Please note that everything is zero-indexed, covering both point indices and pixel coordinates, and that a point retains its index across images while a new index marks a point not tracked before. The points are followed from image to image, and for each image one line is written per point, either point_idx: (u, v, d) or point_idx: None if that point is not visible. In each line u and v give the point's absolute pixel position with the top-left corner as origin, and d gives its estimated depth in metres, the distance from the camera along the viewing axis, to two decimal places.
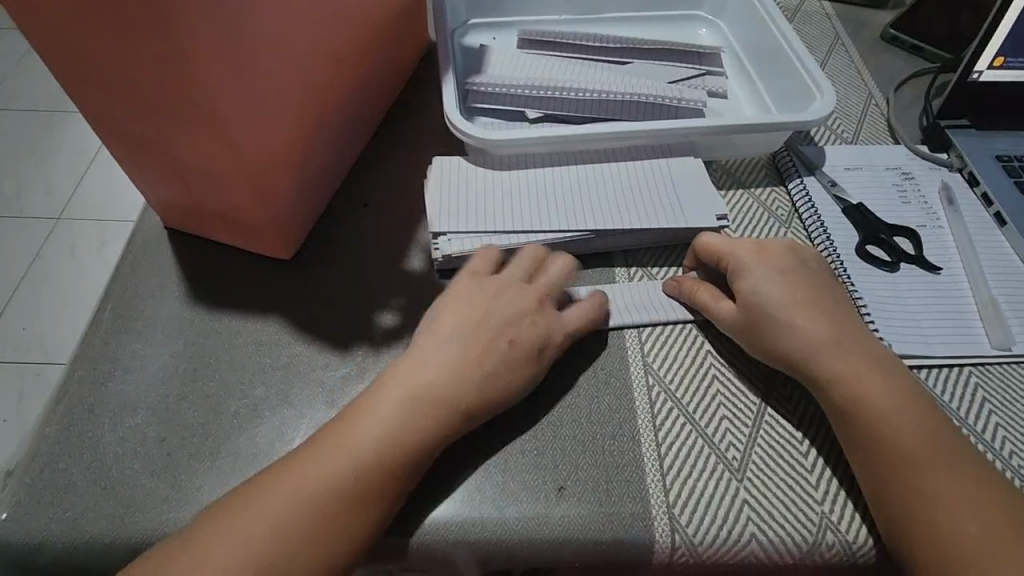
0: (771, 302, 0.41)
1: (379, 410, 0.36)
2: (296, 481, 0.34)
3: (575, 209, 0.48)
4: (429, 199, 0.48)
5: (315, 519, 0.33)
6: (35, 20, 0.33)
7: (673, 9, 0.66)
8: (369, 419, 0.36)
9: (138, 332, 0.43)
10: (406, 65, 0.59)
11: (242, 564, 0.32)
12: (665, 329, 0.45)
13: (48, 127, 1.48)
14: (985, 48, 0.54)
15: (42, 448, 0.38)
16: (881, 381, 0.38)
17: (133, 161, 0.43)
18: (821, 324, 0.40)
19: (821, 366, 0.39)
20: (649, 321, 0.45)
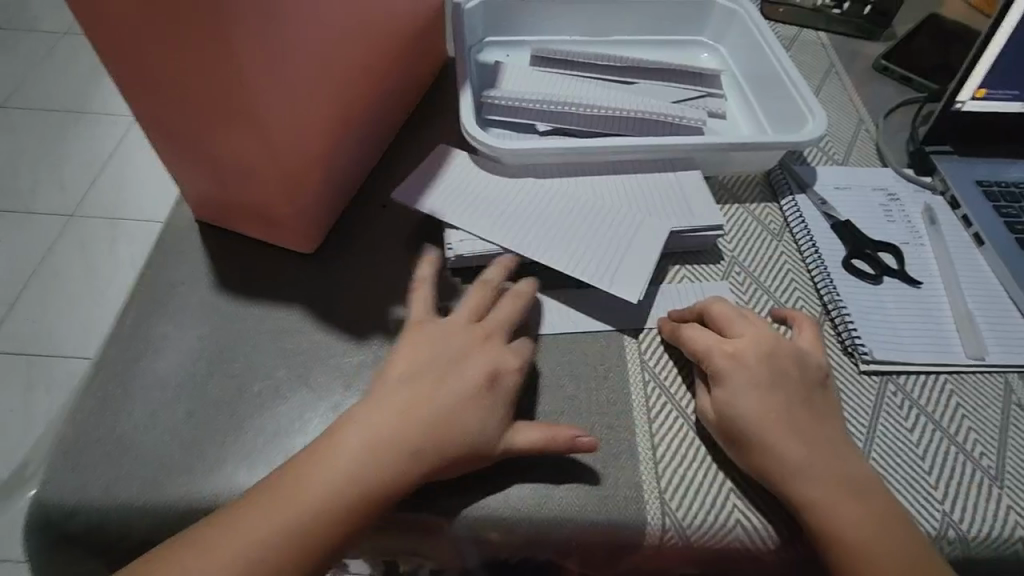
0: (747, 384, 0.40)
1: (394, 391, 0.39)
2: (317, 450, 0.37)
3: (580, 226, 0.50)
4: (428, 188, 0.52)
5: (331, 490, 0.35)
6: (99, 30, 0.37)
7: (676, 34, 0.70)
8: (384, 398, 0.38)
9: (168, 316, 0.46)
10: (425, 77, 0.63)
11: None
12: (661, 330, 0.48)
13: (65, 126, 1.52)
14: (967, 81, 0.58)
15: (79, 418, 0.41)
16: None
17: (174, 158, 0.46)
18: (801, 414, 0.40)
19: (783, 457, 0.39)
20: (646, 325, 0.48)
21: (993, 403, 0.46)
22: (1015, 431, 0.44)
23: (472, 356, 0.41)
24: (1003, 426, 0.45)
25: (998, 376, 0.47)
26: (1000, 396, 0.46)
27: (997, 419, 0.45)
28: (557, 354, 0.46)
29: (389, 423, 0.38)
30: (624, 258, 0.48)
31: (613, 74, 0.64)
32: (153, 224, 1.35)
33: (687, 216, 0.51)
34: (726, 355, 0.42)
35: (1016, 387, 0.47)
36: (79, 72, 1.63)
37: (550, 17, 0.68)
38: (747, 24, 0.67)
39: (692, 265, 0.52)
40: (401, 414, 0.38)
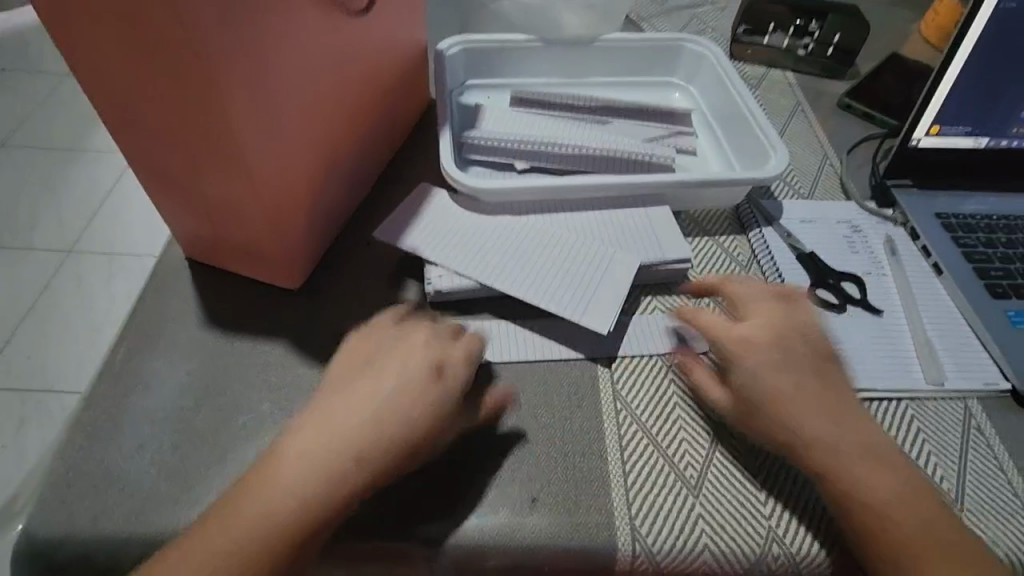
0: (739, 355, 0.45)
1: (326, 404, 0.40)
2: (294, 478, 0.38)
3: (552, 260, 0.52)
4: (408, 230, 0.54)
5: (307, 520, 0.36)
6: (92, 78, 0.40)
7: (649, 75, 0.74)
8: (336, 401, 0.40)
9: (158, 351, 0.48)
10: (409, 120, 0.66)
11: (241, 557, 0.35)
12: (633, 359, 0.50)
13: (64, 164, 1.55)
14: (921, 118, 0.62)
15: (68, 453, 0.42)
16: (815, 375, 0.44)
17: (165, 199, 0.49)
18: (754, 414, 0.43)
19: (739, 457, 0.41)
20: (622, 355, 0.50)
21: (953, 427, 0.47)
22: (974, 454, 0.46)
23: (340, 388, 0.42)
24: (962, 449, 0.46)
25: (958, 401, 0.49)
26: (960, 421, 0.48)
27: (957, 443, 0.47)
28: (532, 383, 0.48)
29: (352, 406, 0.39)
30: (588, 306, 0.49)
31: (588, 115, 0.67)
32: (148, 258, 1.37)
33: (656, 251, 0.54)
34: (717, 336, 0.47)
35: (975, 412, 0.48)
36: (80, 110, 1.67)
37: (528, 60, 0.72)
38: (715, 66, 0.71)
39: (663, 296, 0.54)
40: (370, 395, 0.40)
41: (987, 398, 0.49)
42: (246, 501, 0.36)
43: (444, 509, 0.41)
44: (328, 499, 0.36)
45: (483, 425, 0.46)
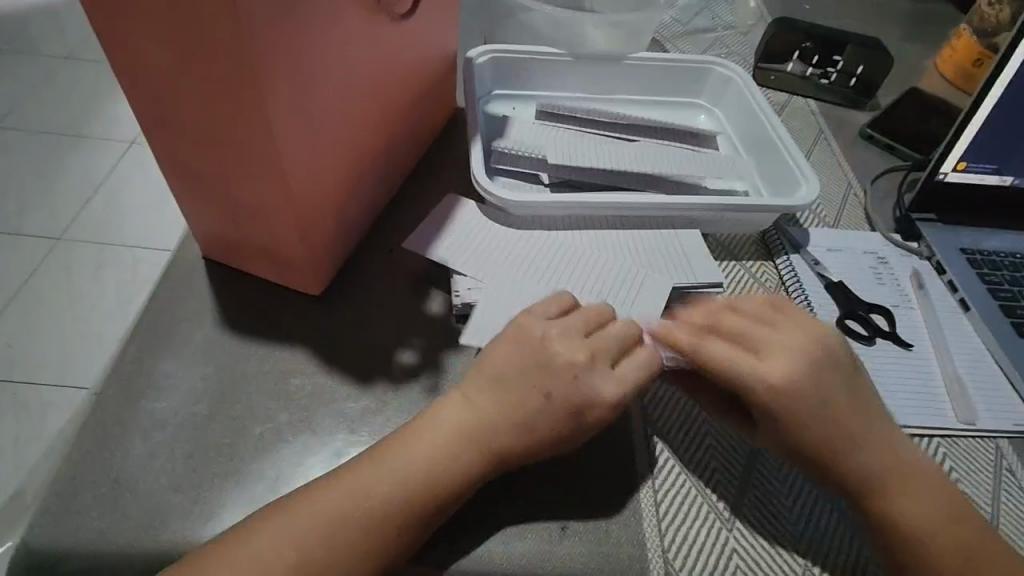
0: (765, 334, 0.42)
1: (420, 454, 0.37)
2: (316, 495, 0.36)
3: (572, 275, 0.52)
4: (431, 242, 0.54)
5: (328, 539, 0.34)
6: (122, 58, 0.38)
7: (676, 95, 0.74)
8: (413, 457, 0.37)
9: (170, 354, 0.46)
10: (436, 126, 0.64)
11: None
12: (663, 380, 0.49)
13: (59, 151, 1.52)
14: (951, 153, 0.62)
15: (73, 458, 0.40)
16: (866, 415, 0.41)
17: (187, 194, 0.47)
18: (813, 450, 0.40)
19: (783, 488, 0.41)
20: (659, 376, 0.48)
21: (985, 467, 0.47)
22: (1007, 496, 0.45)
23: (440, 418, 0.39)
24: (995, 491, 0.45)
25: (988, 441, 0.48)
26: (992, 462, 0.47)
27: (990, 484, 0.46)
28: None
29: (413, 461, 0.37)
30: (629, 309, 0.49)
31: (615, 131, 0.67)
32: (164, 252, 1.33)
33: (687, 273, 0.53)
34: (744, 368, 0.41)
35: (1006, 453, 0.48)
36: (76, 97, 1.63)
37: (556, 74, 0.71)
38: (743, 90, 0.71)
39: None
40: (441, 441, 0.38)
41: (1017, 438, 0.49)
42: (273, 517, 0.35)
43: (472, 532, 0.40)
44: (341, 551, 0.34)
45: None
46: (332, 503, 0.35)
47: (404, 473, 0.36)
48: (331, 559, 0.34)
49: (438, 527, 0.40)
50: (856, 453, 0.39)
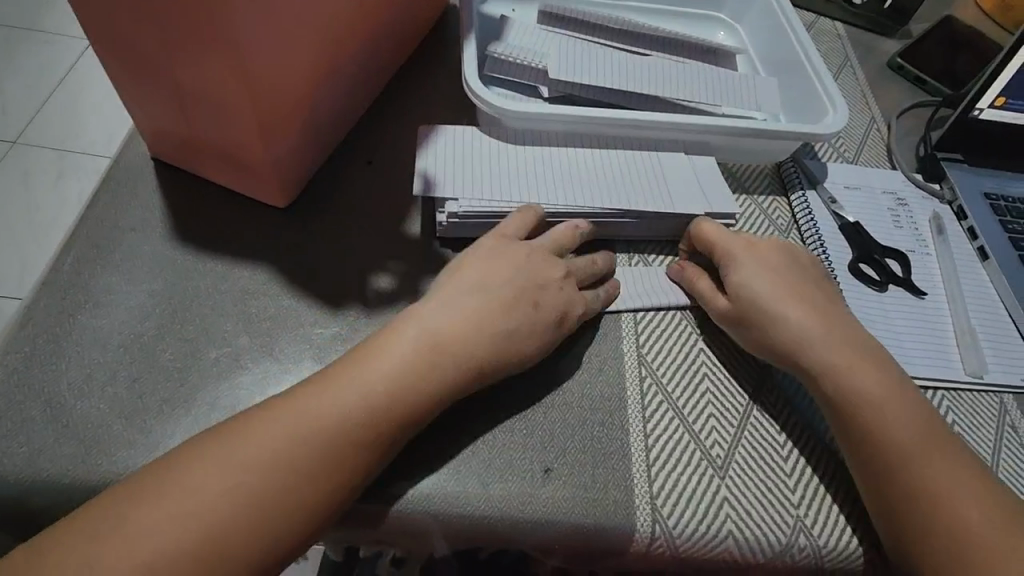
0: (761, 267, 0.43)
1: (372, 368, 0.34)
2: (277, 432, 0.32)
3: (570, 193, 0.47)
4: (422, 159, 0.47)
5: (284, 485, 0.31)
6: None
7: (695, 7, 0.66)
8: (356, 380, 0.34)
9: (113, 266, 0.41)
10: (425, 24, 0.57)
11: (213, 518, 0.29)
12: (660, 320, 0.45)
13: (9, 43, 1.38)
14: (996, 80, 0.56)
15: (0, 377, 0.35)
16: (871, 374, 0.39)
17: (126, 76, 0.40)
18: (795, 298, 0.42)
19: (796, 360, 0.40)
20: (650, 306, 0.45)
21: (988, 422, 0.45)
22: (1007, 451, 0.43)
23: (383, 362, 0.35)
24: (996, 446, 0.44)
25: (993, 395, 0.46)
26: (995, 417, 0.45)
27: (992, 440, 0.44)
28: None
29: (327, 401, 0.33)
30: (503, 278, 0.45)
31: (626, 41, 0.59)
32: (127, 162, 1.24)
33: (665, 295, 0.46)
34: (746, 250, 0.44)
35: (1011, 408, 0.46)
36: None
37: None
38: (771, 4, 0.63)
39: None
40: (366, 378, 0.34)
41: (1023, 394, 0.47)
42: (227, 453, 0.31)
43: (449, 471, 0.37)
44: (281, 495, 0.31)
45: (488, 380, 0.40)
46: (269, 438, 0.32)
47: (323, 413, 0.33)
48: (251, 514, 0.30)
49: (411, 465, 0.37)
50: (867, 393, 0.38)
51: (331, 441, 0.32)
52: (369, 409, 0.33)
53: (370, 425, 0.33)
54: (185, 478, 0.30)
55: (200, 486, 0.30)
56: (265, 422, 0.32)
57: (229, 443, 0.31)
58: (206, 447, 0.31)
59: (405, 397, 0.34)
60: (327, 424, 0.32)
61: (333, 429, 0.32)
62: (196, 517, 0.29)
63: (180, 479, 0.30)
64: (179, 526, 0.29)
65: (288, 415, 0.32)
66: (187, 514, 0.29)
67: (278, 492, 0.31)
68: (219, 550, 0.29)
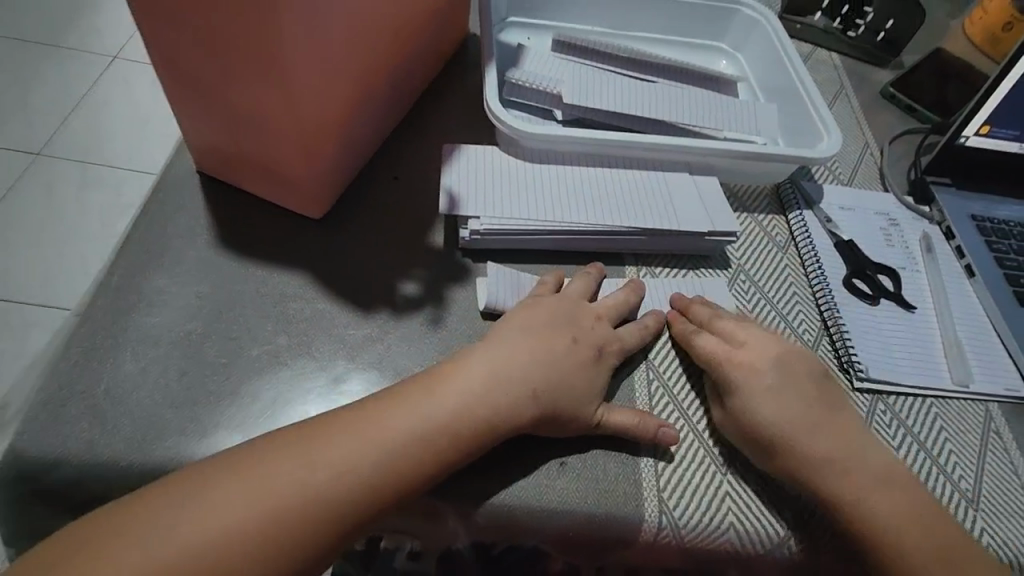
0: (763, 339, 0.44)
1: (435, 398, 0.37)
2: (334, 440, 0.35)
3: (584, 209, 0.50)
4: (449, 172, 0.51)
5: (336, 490, 0.33)
6: None
7: (699, 37, 0.70)
8: (418, 408, 0.37)
9: (163, 269, 0.44)
10: (448, 50, 0.61)
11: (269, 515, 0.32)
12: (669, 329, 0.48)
13: (36, 59, 1.43)
14: (980, 110, 0.59)
15: (62, 369, 0.38)
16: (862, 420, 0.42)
17: (182, 97, 0.44)
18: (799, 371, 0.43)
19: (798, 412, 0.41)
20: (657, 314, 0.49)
21: (974, 429, 0.47)
22: (991, 456, 0.46)
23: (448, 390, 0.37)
24: (981, 451, 0.46)
25: (979, 404, 0.49)
26: (980, 423, 0.48)
27: (976, 444, 0.47)
28: None
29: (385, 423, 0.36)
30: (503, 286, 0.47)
31: (634, 69, 0.63)
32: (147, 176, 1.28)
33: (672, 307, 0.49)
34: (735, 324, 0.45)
35: (995, 416, 0.49)
36: (58, 4, 1.53)
37: (575, 2, 0.67)
38: (770, 36, 0.67)
39: (698, 268, 0.53)
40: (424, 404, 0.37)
41: (1007, 403, 0.50)
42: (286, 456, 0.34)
43: (472, 464, 0.40)
44: (333, 500, 0.33)
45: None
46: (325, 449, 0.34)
47: (382, 430, 0.35)
48: (304, 517, 0.32)
49: None
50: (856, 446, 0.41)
51: (388, 457, 0.35)
52: (427, 431, 0.36)
53: (423, 443, 0.36)
54: (249, 468, 0.33)
55: (266, 486, 0.32)
56: (327, 430, 0.35)
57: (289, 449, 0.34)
58: (269, 449, 0.34)
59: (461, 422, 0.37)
60: (384, 438, 0.35)
61: (391, 450, 0.35)
62: (260, 514, 0.32)
63: (238, 476, 0.33)
64: (237, 521, 0.31)
65: (346, 431, 0.35)
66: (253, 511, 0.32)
67: (331, 494, 0.33)
68: (272, 545, 0.31)
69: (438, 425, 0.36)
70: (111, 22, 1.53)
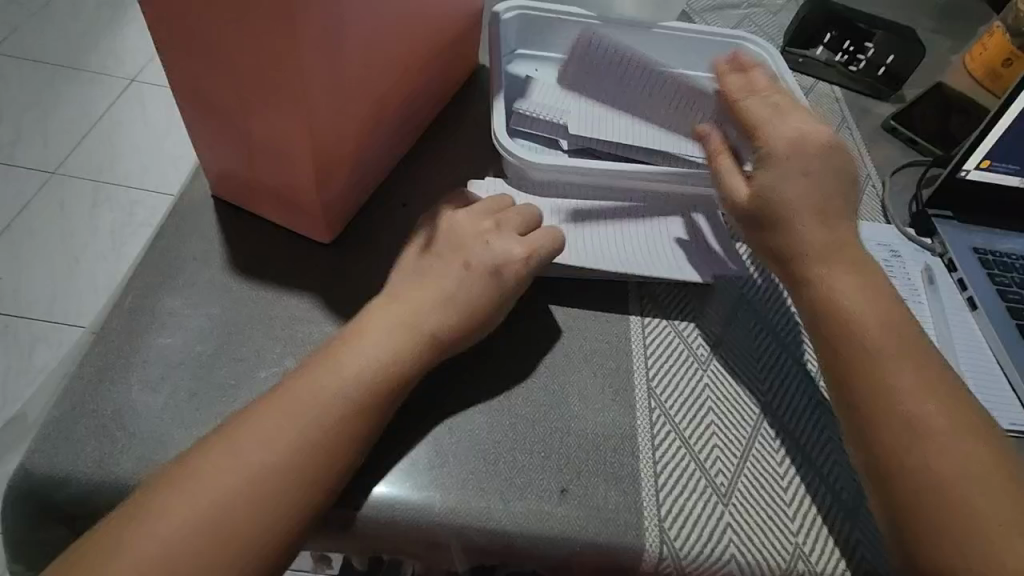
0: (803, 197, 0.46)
1: (371, 347, 0.39)
2: (280, 411, 0.36)
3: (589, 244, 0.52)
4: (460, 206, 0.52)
5: (291, 474, 0.35)
6: None
7: (702, 70, 0.72)
8: (356, 361, 0.38)
9: (177, 291, 0.45)
10: (457, 81, 0.63)
11: (221, 502, 0.33)
12: (670, 361, 0.48)
13: (56, 82, 1.47)
14: (980, 145, 0.60)
15: (75, 388, 0.39)
16: (905, 365, 0.41)
17: (200, 125, 0.46)
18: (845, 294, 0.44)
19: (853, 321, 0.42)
20: (658, 346, 0.49)
21: None
22: None
23: (377, 339, 0.40)
24: None
25: None
26: None
27: None
28: (568, 371, 0.47)
29: (325, 387, 0.37)
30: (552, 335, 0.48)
31: None
32: (158, 195, 1.30)
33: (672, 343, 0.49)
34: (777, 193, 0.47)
35: None
36: (78, 29, 1.58)
37: (581, 36, 0.69)
38: (772, 70, 0.69)
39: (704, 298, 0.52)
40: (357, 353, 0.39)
41: (1012, 436, 0.49)
42: (246, 436, 0.35)
43: (473, 488, 0.40)
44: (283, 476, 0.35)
45: (450, 376, 0.45)
46: (275, 422, 0.36)
47: (323, 392, 0.37)
48: (260, 496, 0.34)
49: (436, 484, 0.40)
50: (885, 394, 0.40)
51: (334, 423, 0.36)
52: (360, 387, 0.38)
53: (360, 399, 0.38)
54: (220, 457, 0.34)
55: (218, 475, 0.34)
56: (281, 401, 0.37)
57: (247, 429, 0.36)
58: (234, 430, 0.36)
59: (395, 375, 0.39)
60: (329, 402, 0.37)
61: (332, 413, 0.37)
62: (221, 499, 0.33)
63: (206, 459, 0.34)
64: (201, 512, 0.33)
65: (293, 399, 0.37)
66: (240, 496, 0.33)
67: (287, 470, 0.35)
68: (228, 528, 0.33)
69: (384, 382, 0.38)
70: (129, 45, 1.58)
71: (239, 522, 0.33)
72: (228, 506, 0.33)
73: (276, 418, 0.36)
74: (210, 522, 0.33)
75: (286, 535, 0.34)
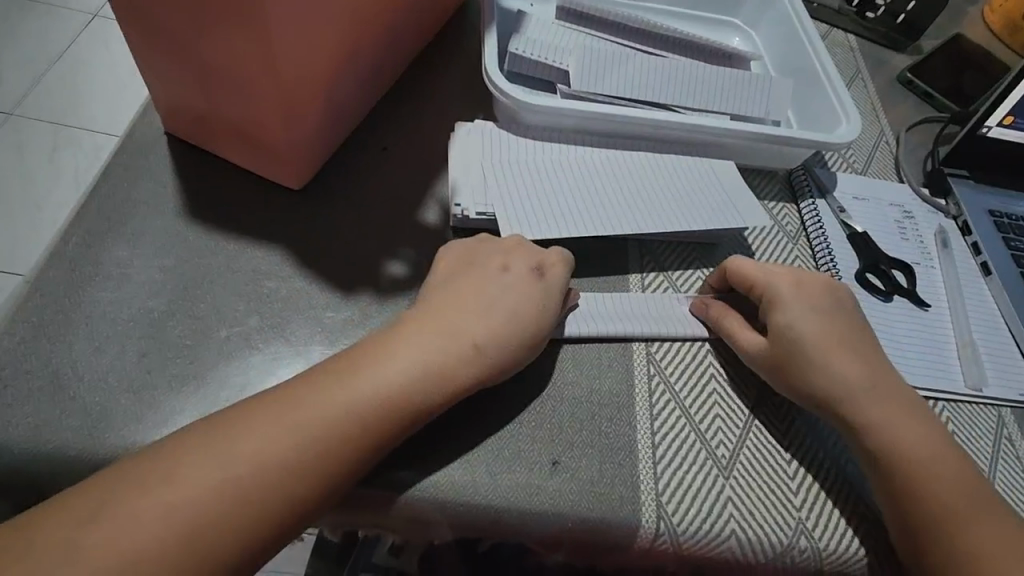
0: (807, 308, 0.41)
1: (410, 360, 0.35)
2: (285, 399, 0.32)
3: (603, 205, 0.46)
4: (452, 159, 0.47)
5: (286, 457, 0.31)
6: None
7: (711, 11, 0.66)
8: (388, 368, 0.34)
9: (125, 239, 0.40)
10: (444, 11, 0.56)
11: (196, 480, 0.29)
12: (680, 346, 0.44)
13: (9, 12, 1.35)
14: (1005, 100, 0.56)
15: (7, 345, 0.35)
16: (914, 425, 0.39)
17: (147, 51, 0.40)
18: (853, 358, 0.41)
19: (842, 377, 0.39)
20: (677, 331, 0.44)
21: (986, 434, 0.45)
22: (1003, 464, 0.44)
23: (416, 350, 0.35)
24: (993, 459, 0.44)
25: (991, 409, 0.47)
26: (992, 430, 0.46)
27: (988, 451, 0.44)
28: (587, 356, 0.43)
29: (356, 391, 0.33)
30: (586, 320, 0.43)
31: (643, 42, 0.59)
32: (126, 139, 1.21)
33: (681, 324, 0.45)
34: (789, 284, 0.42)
35: (1007, 422, 0.46)
36: None
37: None
38: (787, 12, 0.63)
39: (707, 256, 0.49)
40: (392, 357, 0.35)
41: (1020, 408, 0.47)
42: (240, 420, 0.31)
43: (456, 462, 0.37)
44: (273, 460, 0.31)
45: None
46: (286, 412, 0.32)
47: (351, 397, 0.33)
48: (256, 478, 0.30)
49: (422, 458, 0.37)
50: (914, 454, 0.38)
51: (353, 420, 0.32)
52: (388, 394, 0.33)
53: (389, 403, 0.33)
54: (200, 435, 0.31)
55: (211, 459, 0.30)
56: (297, 395, 0.33)
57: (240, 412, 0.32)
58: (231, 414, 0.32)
59: (431, 388, 0.34)
60: (351, 396, 0.33)
61: (353, 410, 0.33)
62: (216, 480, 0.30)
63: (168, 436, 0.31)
64: (179, 496, 0.29)
65: (311, 392, 0.33)
66: (236, 487, 0.30)
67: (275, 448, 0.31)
68: (219, 511, 0.29)
69: (418, 401, 0.34)
70: None
71: (238, 504, 0.29)
72: (218, 486, 0.29)
73: (288, 407, 0.32)
74: (205, 506, 0.29)
75: (282, 524, 0.30)
